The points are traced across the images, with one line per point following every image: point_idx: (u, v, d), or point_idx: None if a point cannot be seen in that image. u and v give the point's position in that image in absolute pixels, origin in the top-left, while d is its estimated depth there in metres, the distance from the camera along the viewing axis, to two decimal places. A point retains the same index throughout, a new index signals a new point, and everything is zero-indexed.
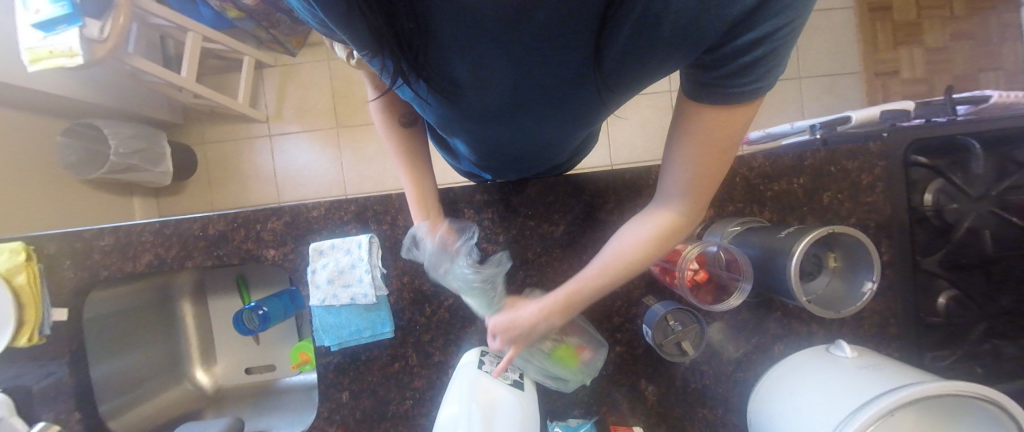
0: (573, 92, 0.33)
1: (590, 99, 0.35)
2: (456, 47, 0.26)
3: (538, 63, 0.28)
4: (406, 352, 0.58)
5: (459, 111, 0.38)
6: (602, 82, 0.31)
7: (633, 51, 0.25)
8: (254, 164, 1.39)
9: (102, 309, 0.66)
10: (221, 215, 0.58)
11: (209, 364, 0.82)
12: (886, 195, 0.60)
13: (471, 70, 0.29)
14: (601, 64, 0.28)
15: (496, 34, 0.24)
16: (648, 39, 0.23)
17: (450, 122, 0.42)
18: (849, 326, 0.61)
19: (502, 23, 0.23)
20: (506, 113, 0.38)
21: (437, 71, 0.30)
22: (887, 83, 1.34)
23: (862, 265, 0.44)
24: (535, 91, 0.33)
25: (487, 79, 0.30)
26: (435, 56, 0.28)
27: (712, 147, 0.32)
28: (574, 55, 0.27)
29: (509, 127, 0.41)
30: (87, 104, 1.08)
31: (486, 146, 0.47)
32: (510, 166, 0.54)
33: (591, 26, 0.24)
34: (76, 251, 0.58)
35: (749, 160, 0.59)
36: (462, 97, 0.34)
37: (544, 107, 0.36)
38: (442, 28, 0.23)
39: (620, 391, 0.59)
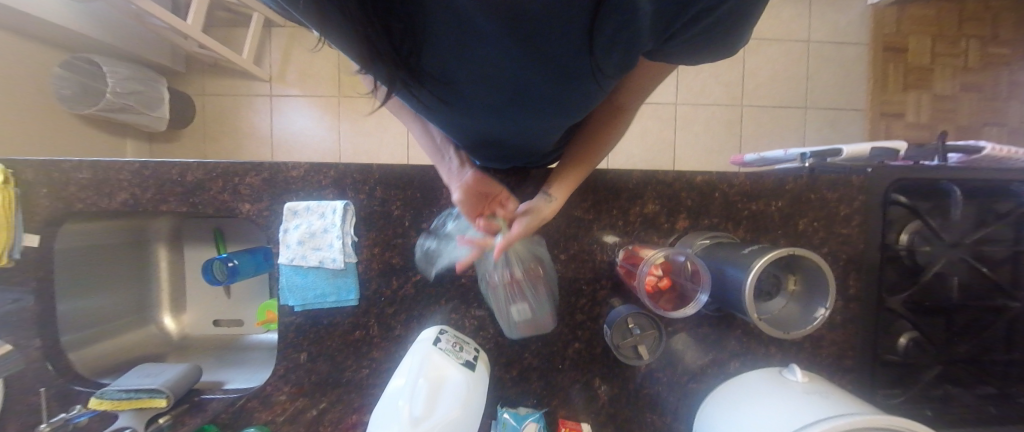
0: (569, 91, 0.34)
1: (586, 96, 0.36)
2: (451, 41, 0.26)
3: (531, 61, 0.28)
4: (368, 323, 0.59)
5: (457, 108, 0.38)
6: (596, 78, 0.32)
7: (622, 39, 0.26)
8: (252, 122, 1.38)
9: (74, 242, 0.66)
10: (200, 163, 0.58)
11: (178, 311, 0.83)
12: (861, 228, 0.61)
13: (467, 62, 0.29)
14: (594, 60, 0.29)
15: (487, 29, 0.24)
16: (637, 19, 0.24)
17: (451, 123, 0.43)
18: (805, 352, 0.62)
19: (491, 18, 0.23)
20: (502, 111, 0.38)
21: (432, 63, 0.30)
22: (890, 124, 1.34)
23: (819, 291, 0.44)
24: (530, 90, 0.33)
25: (483, 75, 0.30)
26: (431, 49, 0.28)
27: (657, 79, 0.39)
28: (567, 52, 0.27)
29: (505, 126, 0.41)
30: (88, 39, 1.07)
31: (479, 142, 0.47)
32: (501, 160, 0.54)
33: (582, 16, 0.24)
34: (51, 180, 0.58)
35: (731, 177, 0.59)
36: (458, 93, 0.34)
37: (540, 106, 0.36)
38: (434, 11, 0.24)
39: (574, 387, 0.60)
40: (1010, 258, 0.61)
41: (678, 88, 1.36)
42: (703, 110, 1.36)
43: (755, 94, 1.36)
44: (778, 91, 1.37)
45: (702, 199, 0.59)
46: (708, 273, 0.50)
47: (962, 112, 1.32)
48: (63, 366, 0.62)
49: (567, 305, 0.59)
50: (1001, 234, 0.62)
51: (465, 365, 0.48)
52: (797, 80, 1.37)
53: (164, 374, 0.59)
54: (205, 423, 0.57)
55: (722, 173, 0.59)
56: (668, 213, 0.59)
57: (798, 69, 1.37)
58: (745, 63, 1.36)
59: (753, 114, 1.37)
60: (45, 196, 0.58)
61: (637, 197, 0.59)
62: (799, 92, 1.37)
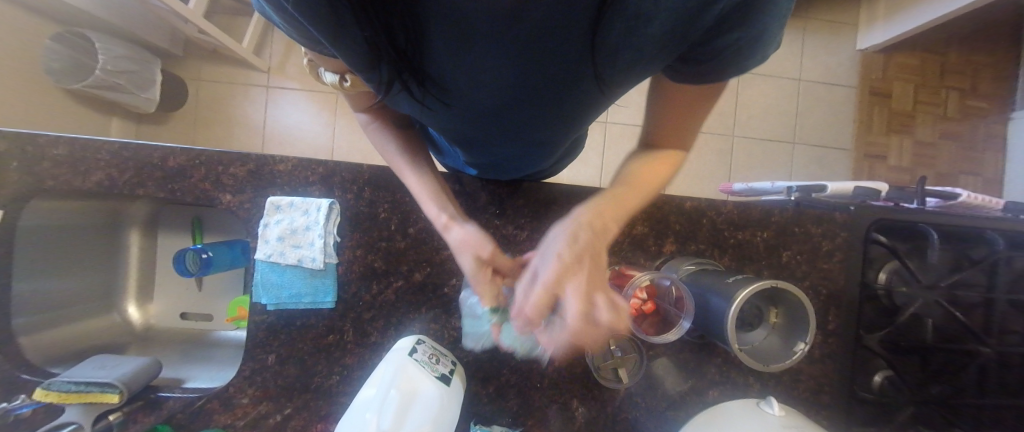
0: (571, 94, 0.33)
1: (591, 100, 0.35)
2: (451, 46, 0.26)
3: (534, 63, 0.28)
4: (344, 327, 0.57)
5: (456, 111, 0.37)
6: (599, 81, 0.31)
7: (627, 47, 0.25)
8: (246, 111, 1.36)
9: (42, 221, 0.63)
10: (184, 149, 0.56)
11: (145, 301, 0.79)
12: (843, 265, 0.62)
13: (467, 68, 0.28)
14: (597, 62, 0.28)
15: (491, 33, 0.24)
16: (642, 30, 0.24)
17: (449, 126, 0.42)
18: (784, 384, 0.62)
19: (494, 23, 0.23)
20: (503, 113, 0.37)
21: (433, 67, 0.30)
22: (873, 165, 1.39)
23: (799, 324, 0.44)
24: (532, 92, 0.32)
25: (484, 76, 0.30)
26: (432, 55, 0.28)
27: (679, 104, 0.38)
28: (570, 54, 0.26)
29: (505, 129, 0.41)
30: (83, 15, 1.05)
31: (482, 146, 0.47)
32: (500, 168, 0.54)
33: (584, 25, 0.23)
34: (22, 154, 0.55)
35: (720, 205, 0.60)
36: (457, 97, 0.34)
37: (540, 108, 0.36)
38: (435, 19, 0.23)
39: (552, 407, 0.59)
40: (981, 304, 0.63)
41: None
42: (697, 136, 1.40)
43: (747, 126, 1.40)
44: (768, 125, 1.41)
45: (691, 224, 0.59)
46: (692, 300, 0.49)
47: (941, 159, 1.38)
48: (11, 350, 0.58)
49: None
50: (974, 279, 0.64)
51: (440, 379, 0.47)
52: (788, 116, 1.41)
53: (120, 368, 0.55)
54: (159, 423, 0.54)
55: (712, 200, 0.59)
56: (657, 236, 0.59)
57: (789, 105, 1.41)
58: (739, 94, 1.40)
59: (743, 144, 1.41)
60: (13, 170, 0.55)
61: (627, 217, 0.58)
62: (789, 127, 1.42)
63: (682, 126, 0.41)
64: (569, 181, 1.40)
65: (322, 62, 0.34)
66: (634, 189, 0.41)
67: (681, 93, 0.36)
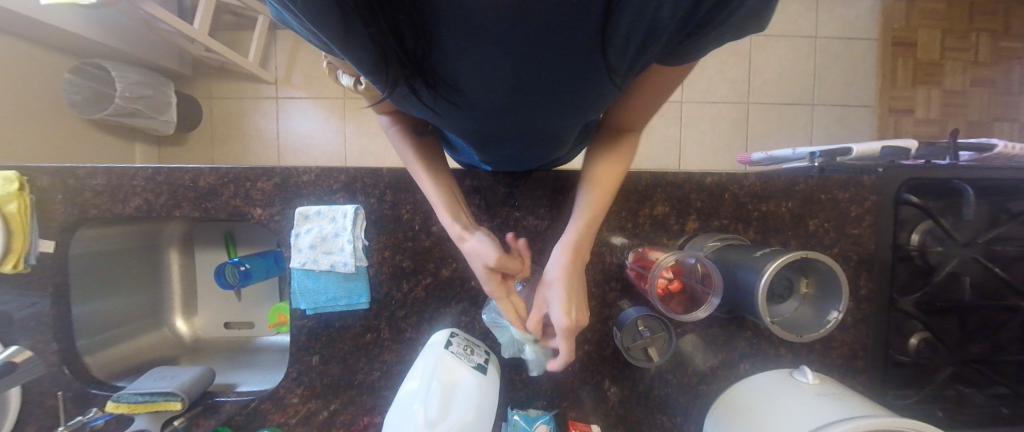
0: (580, 87, 0.33)
1: (600, 93, 0.35)
2: (458, 48, 0.26)
3: (542, 61, 0.28)
4: (379, 325, 0.59)
5: (464, 111, 0.38)
6: (609, 74, 0.31)
7: (635, 35, 0.25)
8: (258, 124, 1.39)
9: (90, 248, 0.67)
10: (212, 169, 0.59)
11: (190, 314, 0.84)
12: (873, 229, 0.61)
13: (475, 70, 0.29)
14: (605, 57, 0.28)
15: (497, 32, 0.24)
16: (649, 20, 0.24)
17: (457, 125, 0.43)
18: (816, 352, 0.62)
19: (501, 20, 0.23)
20: (513, 111, 0.37)
21: (441, 69, 0.30)
22: (899, 121, 1.33)
23: (833, 293, 0.44)
24: (539, 87, 0.32)
25: (491, 76, 0.30)
26: (439, 57, 0.28)
27: (649, 88, 0.37)
28: (578, 50, 0.27)
29: (514, 126, 0.42)
30: (96, 45, 1.08)
31: (492, 144, 0.47)
32: (512, 161, 0.54)
33: (591, 19, 0.24)
34: (65, 187, 0.59)
35: (741, 178, 0.59)
36: (468, 98, 0.34)
37: (548, 103, 0.36)
38: (443, 23, 0.24)
39: (585, 389, 0.60)
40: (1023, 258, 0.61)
41: (684, 85, 1.34)
42: (709, 108, 1.36)
43: (760, 92, 1.36)
44: (784, 89, 1.36)
45: (712, 200, 0.58)
46: (719, 275, 0.50)
47: (975, 108, 1.30)
48: (78, 368, 0.63)
49: None
50: (1016, 233, 0.62)
51: (477, 368, 0.49)
52: (804, 78, 1.36)
53: (179, 378, 0.60)
54: (219, 426, 0.59)
55: (733, 174, 0.58)
56: (678, 214, 0.58)
57: (804, 65, 1.36)
58: (751, 60, 1.35)
59: (758, 111, 1.36)
60: (60, 202, 0.59)
61: (647, 200, 0.58)
62: (806, 88, 1.36)
63: (639, 115, 0.43)
64: (581, 164, 1.39)
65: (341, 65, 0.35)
66: (599, 198, 0.45)
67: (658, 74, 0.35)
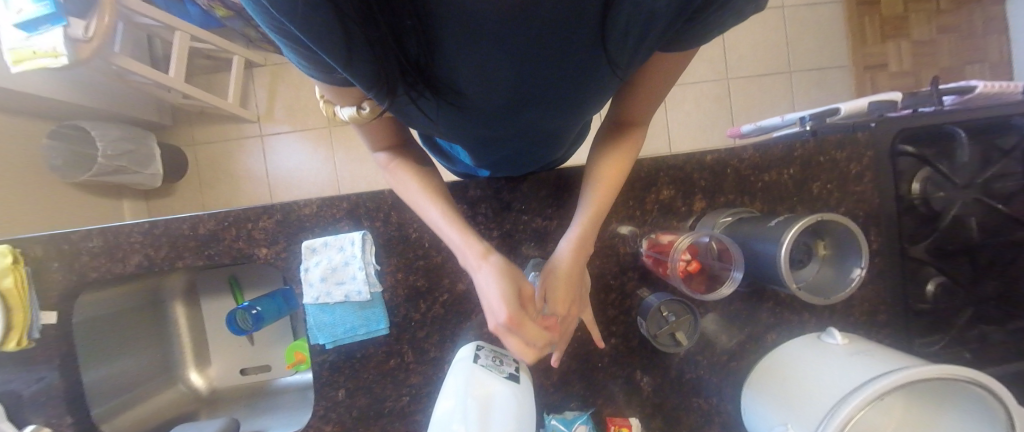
0: (581, 83, 0.33)
1: (602, 85, 0.35)
2: (458, 52, 0.26)
3: (544, 59, 0.27)
4: (401, 349, 0.58)
5: (465, 117, 0.37)
6: (610, 65, 0.30)
7: (635, 24, 0.25)
8: (246, 164, 1.38)
9: (93, 312, 0.65)
10: (210, 214, 0.57)
11: (203, 366, 0.81)
12: (874, 184, 0.61)
13: (477, 73, 0.29)
14: (606, 48, 0.28)
15: (497, 33, 0.24)
16: (650, 9, 0.23)
17: (459, 131, 0.42)
18: (839, 312, 0.62)
19: (500, 22, 0.22)
20: (515, 110, 0.37)
21: (442, 76, 0.29)
22: (875, 76, 1.36)
23: (851, 251, 0.44)
24: (540, 85, 0.32)
25: (492, 78, 0.30)
26: (439, 63, 0.27)
27: (656, 77, 0.37)
28: (580, 46, 0.27)
29: (516, 126, 0.41)
30: (71, 106, 1.07)
31: (493, 147, 0.47)
32: (514, 164, 0.53)
33: (592, 14, 0.23)
34: (61, 254, 0.57)
35: (740, 152, 0.59)
36: (469, 101, 0.34)
37: (550, 101, 0.35)
38: (444, 31, 0.23)
39: (616, 383, 0.60)
40: None
41: None
42: (691, 88, 1.38)
43: (738, 66, 1.38)
44: (760, 60, 1.38)
45: (715, 177, 0.59)
46: (737, 251, 0.50)
47: (945, 54, 1.33)
48: None
49: (597, 303, 0.59)
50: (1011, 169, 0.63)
51: (510, 378, 0.48)
52: (778, 47, 1.39)
53: None
54: None
55: (731, 149, 0.59)
56: (684, 196, 0.59)
57: (776, 35, 1.38)
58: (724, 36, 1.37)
59: (739, 85, 1.38)
60: (58, 269, 0.58)
61: (653, 186, 0.58)
62: (781, 57, 1.39)
63: (645, 107, 0.43)
64: (574, 160, 1.39)
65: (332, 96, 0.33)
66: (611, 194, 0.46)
67: (663, 62, 0.34)
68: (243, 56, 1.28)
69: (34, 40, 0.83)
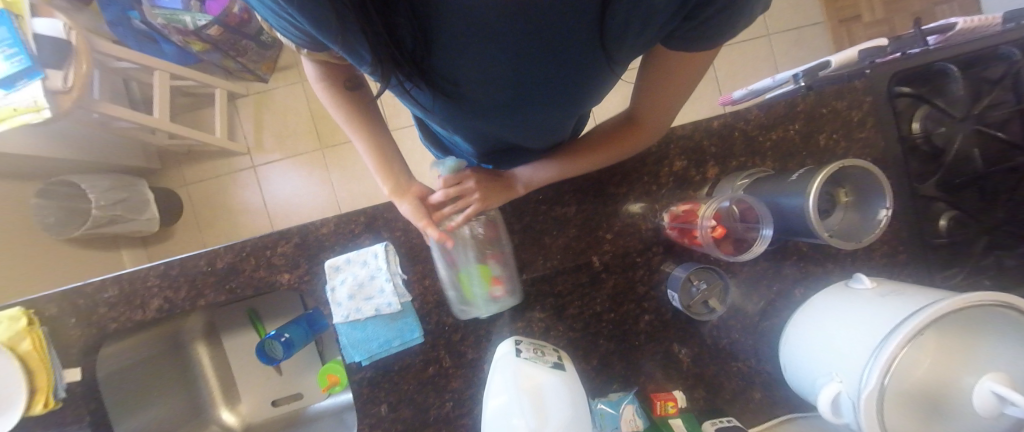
0: (579, 80, 0.32)
1: (599, 82, 0.35)
2: (455, 50, 0.26)
3: (541, 58, 0.27)
4: (439, 355, 0.58)
5: (466, 108, 0.37)
6: (608, 63, 0.30)
7: (632, 25, 0.24)
8: (242, 197, 1.36)
9: (117, 364, 0.63)
10: (227, 247, 0.57)
11: (234, 402, 0.80)
12: (877, 129, 0.63)
13: (475, 68, 0.28)
14: (604, 48, 0.27)
15: (495, 34, 0.24)
16: (648, 13, 0.23)
17: (459, 123, 0.42)
18: (861, 258, 0.63)
19: (497, 24, 0.22)
20: (514, 106, 0.37)
21: (442, 71, 0.29)
22: (850, 28, 1.39)
23: (874, 193, 0.45)
24: (537, 82, 0.32)
25: (489, 73, 0.30)
26: (437, 61, 0.27)
27: (666, 75, 0.35)
28: (577, 46, 0.26)
29: (512, 121, 0.42)
30: (57, 162, 1.04)
31: (494, 137, 0.47)
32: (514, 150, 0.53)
33: (591, 16, 0.23)
34: (78, 309, 0.56)
35: (745, 114, 0.60)
36: (468, 94, 0.34)
37: (546, 98, 0.35)
38: (444, 33, 0.23)
39: (655, 359, 0.60)
40: None
41: None
42: None
43: None
44: None
45: (724, 142, 0.59)
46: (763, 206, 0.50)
47: None
48: None
49: (625, 283, 0.59)
50: None
51: (555, 367, 0.48)
52: None
53: None
54: None
55: (736, 112, 0.59)
56: (697, 165, 0.59)
57: None
58: None
59: (721, 54, 1.40)
60: (76, 325, 0.56)
61: (665, 159, 0.58)
62: (758, 21, 1.41)
63: (658, 105, 0.42)
64: None
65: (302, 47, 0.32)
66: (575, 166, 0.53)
67: (662, 56, 0.32)
68: (225, 88, 1.27)
69: (13, 97, 0.81)
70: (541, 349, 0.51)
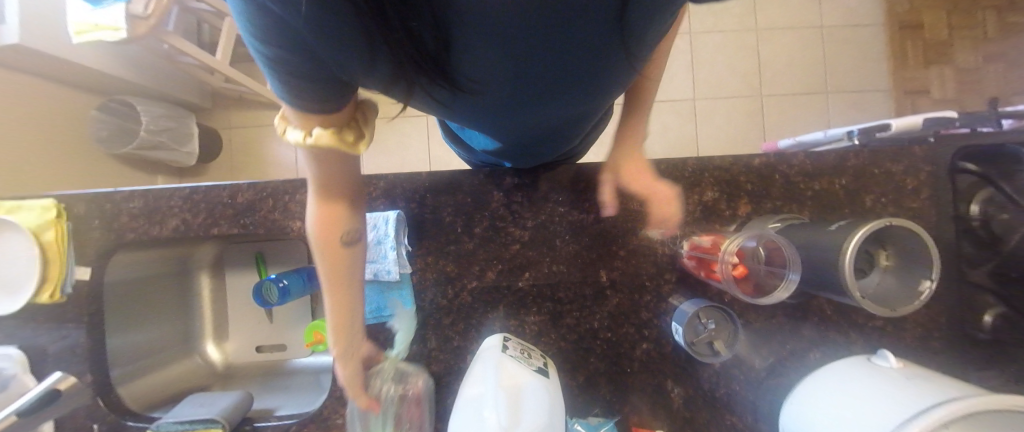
0: (596, 64, 0.32)
1: (610, 71, 0.35)
2: (475, 50, 0.26)
3: (559, 43, 0.27)
4: (426, 335, 0.57)
5: (483, 105, 0.37)
6: (623, 45, 0.30)
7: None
8: (276, 149, 1.41)
9: (126, 274, 0.66)
10: (250, 184, 0.58)
11: (221, 339, 0.80)
12: (931, 200, 0.58)
13: (495, 64, 0.29)
14: (622, 25, 0.27)
15: (513, 27, 0.24)
16: None
17: (477, 119, 0.42)
18: (890, 336, 0.58)
19: (518, 16, 0.22)
20: (532, 99, 0.37)
21: (462, 73, 0.29)
22: (916, 102, 1.32)
23: (918, 259, 0.41)
24: (556, 68, 0.32)
25: (508, 67, 0.30)
26: (459, 64, 0.28)
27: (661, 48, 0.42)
28: (596, 24, 0.26)
29: (523, 117, 0.41)
30: (122, 82, 1.12)
31: (512, 138, 0.47)
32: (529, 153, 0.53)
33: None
34: (103, 212, 0.59)
35: (789, 157, 0.57)
36: (485, 91, 0.34)
37: (558, 87, 0.35)
38: (465, 36, 0.23)
39: (644, 391, 0.57)
40: None
41: (695, 82, 1.35)
42: (722, 102, 1.36)
43: (772, 84, 1.36)
44: (795, 79, 1.36)
45: (761, 181, 0.57)
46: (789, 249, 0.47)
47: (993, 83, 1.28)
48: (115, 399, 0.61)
49: (629, 305, 0.57)
50: None
51: (538, 371, 0.46)
52: (814, 65, 1.37)
53: (218, 404, 0.57)
54: None
55: (779, 153, 0.57)
56: (729, 199, 0.56)
57: (812, 54, 1.36)
58: (759, 52, 1.36)
59: (772, 102, 1.36)
60: (97, 228, 0.59)
61: (695, 186, 0.56)
62: (818, 76, 1.36)
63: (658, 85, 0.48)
64: None
65: (291, 117, 0.29)
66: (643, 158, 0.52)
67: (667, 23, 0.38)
68: None
69: (97, 14, 0.88)
70: (524, 350, 0.50)
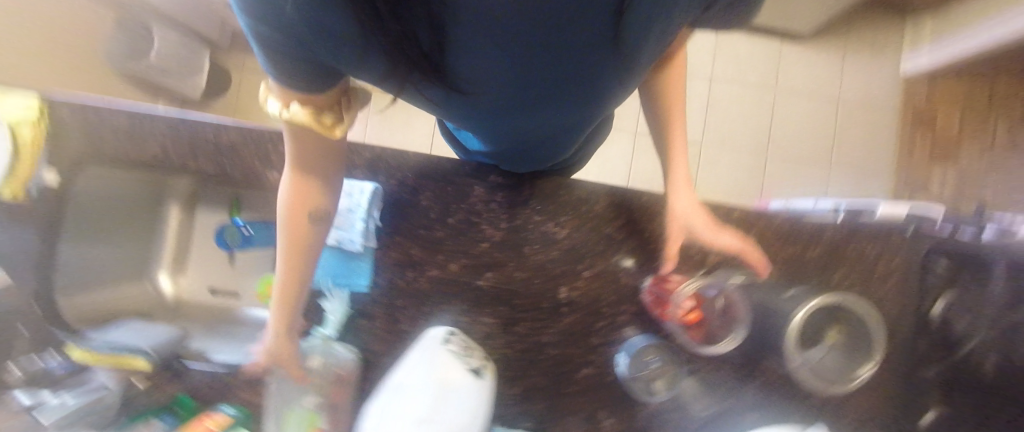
0: (591, 68, 0.34)
1: (602, 73, 0.35)
2: (472, 49, 0.27)
3: (557, 44, 0.29)
4: (375, 313, 0.56)
5: (478, 110, 0.38)
6: (616, 50, 0.32)
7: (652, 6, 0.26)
8: None
9: (95, 189, 0.65)
10: (236, 126, 0.57)
11: (176, 274, 0.76)
12: (895, 289, 0.59)
13: (492, 67, 0.30)
14: (618, 30, 0.28)
15: (512, 27, 0.25)
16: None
17: (470, 124, 0.43)
18: (828, 413, 0.58)
19: (517, 17, 0.24)
20: (527, 105, 0.38)
21: (457, 75, 0.31)
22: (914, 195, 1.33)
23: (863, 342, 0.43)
24: (554, 72, 0.33)
25: (504, 72, 0.31)
26: (456, 64, 0.29)
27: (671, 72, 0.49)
28: (592, 27, 0.27)
29: (516, 122, 0.42)
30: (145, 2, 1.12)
31: (503, 141, 0.48)
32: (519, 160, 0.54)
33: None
34: (83, 122, 0.58)
35: (770, 216, 0.57)
36: (479, 97, 0.35)
37: (552, 91, 0.37)
38: (463, 30, 0.24)
39: (578, 417, 0.56)
40: None
41: (707, 126, 1.37)
42: (729, 153, 1.37)
43: (781, 145, 1.37)
44: (804, 145, 1.37)
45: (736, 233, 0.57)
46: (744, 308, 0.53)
47: None
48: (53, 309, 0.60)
49: (582, 326, 0.57)
50: None
51: (472, 372, 0.48)
52: (824, 137, 1.38)
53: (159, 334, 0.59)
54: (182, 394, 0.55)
55: (761, 210, 0.57)
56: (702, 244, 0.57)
57: (826, 125, 1.38)
58: (774, 112, 1.38)
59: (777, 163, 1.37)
60: (74, 136, 0.58)
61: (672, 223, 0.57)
62: (826, 148, 1.38)
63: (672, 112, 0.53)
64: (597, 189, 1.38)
65: (272, 87, 0.29)
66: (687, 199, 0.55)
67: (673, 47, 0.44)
68: None
69: None
70: (467, 347, 0.51)
